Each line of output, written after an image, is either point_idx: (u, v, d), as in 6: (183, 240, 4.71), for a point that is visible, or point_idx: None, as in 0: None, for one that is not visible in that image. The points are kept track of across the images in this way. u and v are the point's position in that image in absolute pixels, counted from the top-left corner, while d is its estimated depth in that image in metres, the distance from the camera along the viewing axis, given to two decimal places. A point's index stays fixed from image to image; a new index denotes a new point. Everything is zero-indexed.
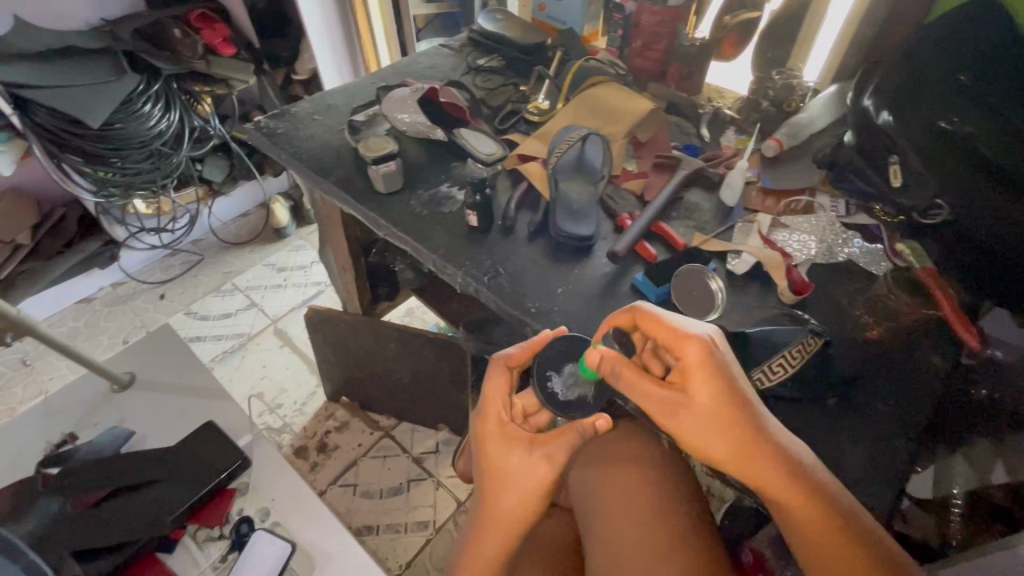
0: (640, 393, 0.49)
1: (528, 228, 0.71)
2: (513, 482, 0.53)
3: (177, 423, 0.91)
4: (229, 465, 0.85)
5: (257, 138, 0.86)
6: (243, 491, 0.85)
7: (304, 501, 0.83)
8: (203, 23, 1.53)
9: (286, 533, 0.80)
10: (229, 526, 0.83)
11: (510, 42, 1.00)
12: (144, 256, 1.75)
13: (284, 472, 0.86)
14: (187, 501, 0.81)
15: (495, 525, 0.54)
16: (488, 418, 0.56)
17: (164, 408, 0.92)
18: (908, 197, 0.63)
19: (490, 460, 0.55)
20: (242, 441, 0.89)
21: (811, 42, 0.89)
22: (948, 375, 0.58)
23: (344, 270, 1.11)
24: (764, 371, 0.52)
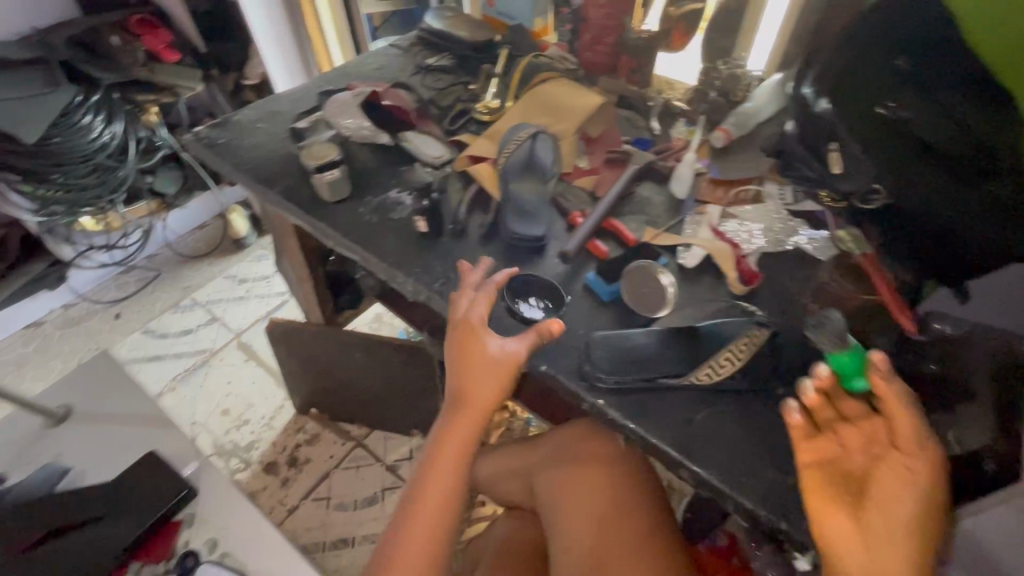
0: (906, 413, 0.45)
1: (480, 231, 0.69)
2: (479, 380, 0.56)
3: (117, 456, 0.87)
4: (175, 495, 0.81)
5: (198, 149, 0.83)
6: (190, 521, 0.82)
7: (256, 533, 0.80)
8: (143, 28, 1.47)
9: (236, 563, 0.78)
10: (174, 561, 0.79)
11: (458, 40, 0.98)
12: (96, 275, 1.68)
13: (239, 501, 0.83)
14: (131, 538, 0.77)
15: (456, 427, 0.58)
16: (464, 321, 0.58)
17: (106, 439, 0.88)
18: (845, 182, 0.64)
19: (466, 360, 0.57)
20: (186, 470, 0.85)
21: (754, 31, 0.90)
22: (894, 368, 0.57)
23: (302, 281, 1.08)
24: (706, 367, 0.52)
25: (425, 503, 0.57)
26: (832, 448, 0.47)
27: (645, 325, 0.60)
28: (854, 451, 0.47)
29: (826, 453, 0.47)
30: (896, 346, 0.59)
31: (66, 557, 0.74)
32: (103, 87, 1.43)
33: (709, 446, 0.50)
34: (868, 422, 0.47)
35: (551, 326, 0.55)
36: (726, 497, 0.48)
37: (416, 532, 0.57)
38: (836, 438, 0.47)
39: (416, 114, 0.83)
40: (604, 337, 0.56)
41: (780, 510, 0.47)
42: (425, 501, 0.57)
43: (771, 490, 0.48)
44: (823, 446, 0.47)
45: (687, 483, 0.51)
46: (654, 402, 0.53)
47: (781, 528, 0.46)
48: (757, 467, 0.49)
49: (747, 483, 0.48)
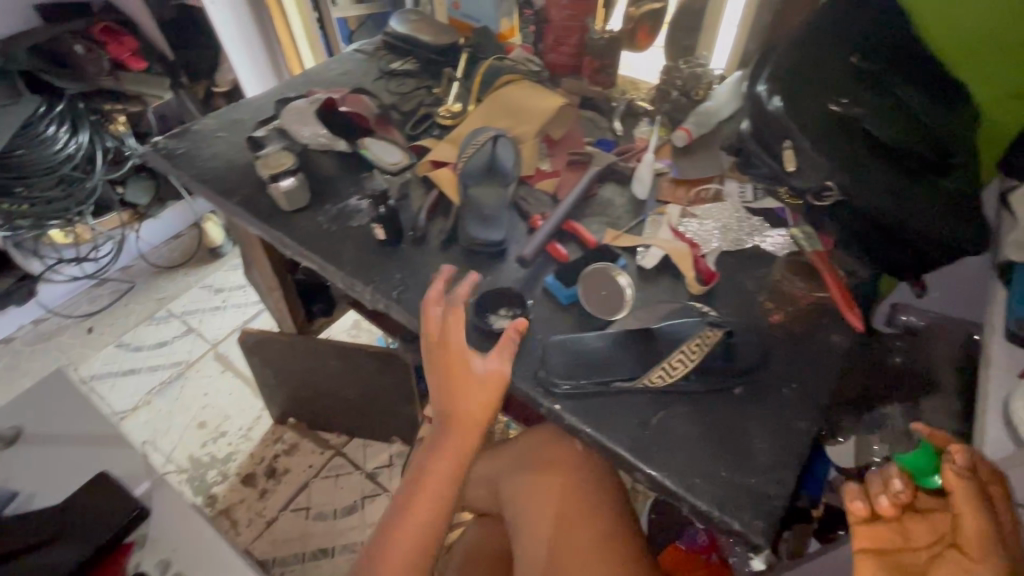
0: (973, 514, 0.41)
1: (440, 237, 0.69)
2: (469, 395, 0.53)
3: (66, 475, 0.78)
4: (125, 517, 0.72)
5: (155, 159, 0.81)
6: (142, 543, 0.72)
7: (213, 554, 0.70)
8: (108, 37, 1.44)
9: None
10: None
11: (421, 44, 0.97)
12: (68, 288, 1.65)
13: (189, 515, 0.74)
14: (77, 558, 0.69)
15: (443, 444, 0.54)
16: (445, 334, 0.56)
17: (57, 458, 0.80)
18: (802, 179, 0.62)
19: (457, 377, 0.54)
20: (140, 488, 0.76)
21: (716, 30, 0.90)
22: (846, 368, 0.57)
23: (272, 290, 1.06)
24: (657, 372, 0.52)
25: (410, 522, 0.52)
26: (893, 537, 0.46)
27: (603, 327, 0.59)
28: (918, 545, 0.45)
29: (885, 540, 0.46)
30: (852, 343, 0.59)
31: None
32: (68, 97, 1.41)
33: (665, 448, 0.50)
34: (939, 519, 0.45)
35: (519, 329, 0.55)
36: (681, 500, 0.48)
37: (392, 563, 0.51)
38: (899, 526, 0.46)
39: (376, 120, 0.82)
40: (560, 341, 0.56)
41: (735, 510, 0.47)
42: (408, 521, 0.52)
43: (725, 490, 0.48)
44: (886, 536, 0.46)
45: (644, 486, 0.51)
46: (610, 405, 0.52)
47: (735, 529, 0.46)
48: (711, 467, 0.49)
49: (702, 484, 0.48)
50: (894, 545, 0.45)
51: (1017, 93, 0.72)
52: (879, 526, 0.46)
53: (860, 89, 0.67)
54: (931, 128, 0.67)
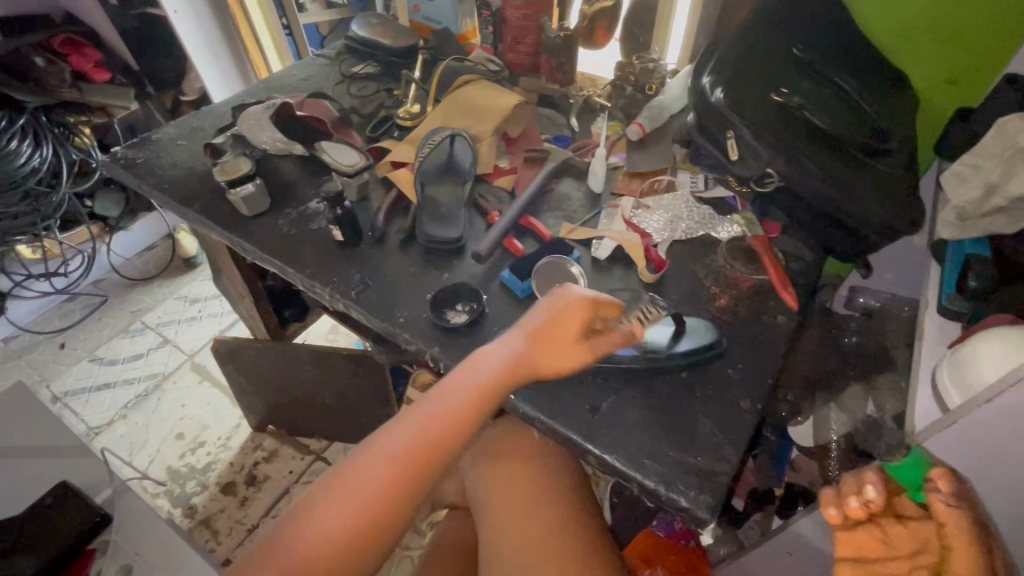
0: (966, 549, 0.40)
1: (399, 237, 0.70)
2: (552, 351, 0.50)
3: (27, 488, 0.75)
4: (83, 526, 0.70)
5: (113, 169, 0.81)
6: (104, 549, 0.71)
7: (180, 553, 0.70)
8: (69, 48, 1.44)
9: None
10: None
11: (382, 48, 0.98)
12: (38, 305, 1.63)
13: (155, 522, 0.73)
14: (38, 565, 0.66)
15: (441, 416, 0.47)
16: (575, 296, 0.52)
17: (13, 472, 0.76)
18: (743, 168, 0.64)
19: (547, 331, 0.51)
20: (100, 496, 0.75)
21: (667, 26, 0.92)
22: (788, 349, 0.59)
23: (242, 297, 1.06)
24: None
25: (351, 498, 0.44)
26: (877, 547, 0.44)
27: None
28: (901, 554, 0.43)
29: (865, 549, 0.44)
30: (796, 323, 0.61)
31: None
32: (29, 111, 1.39)
33: (613, 432, 0.51)
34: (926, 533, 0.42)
35: (633, 331, 0.52)
36: (631, 479, 0.49)
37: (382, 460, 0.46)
38: (881, 532, 0.44)
39: (335, 124, 0.82)
40: None
41: (681, 488, 0.48)
42: (343, 500, 0.44)
43: (671, 469, 0.49)
44: (865, 542, 0.44)
45: (597, 470, 0.52)
46: (559, 393, 0.54)
47: (682, 506, 0.48)
48: (659, 448, 0.50)
49: (650, 464, 0.49)
50: (877, 555, 0.44)
51: (948, 79, 0.76)
52: (857, 534, 0.45)
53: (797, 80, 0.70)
54: (868, 116, 0.70)
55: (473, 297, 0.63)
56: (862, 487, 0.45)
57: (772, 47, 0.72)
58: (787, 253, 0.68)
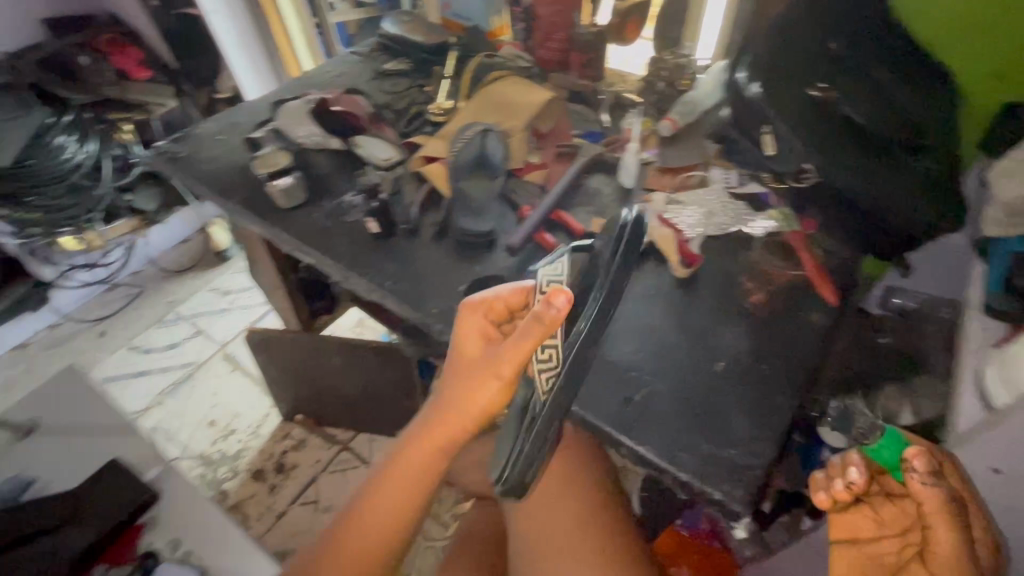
0: (946, 527, 0.44)
1: (432, 229, 0.71)
2: (473, 385, 0.51)
3: (80, 464, 0.78)
4: (134, 501, 0.73)
5: (158, 163, 0.84)
6: (152, 524, 0.74)
7: (220, 531, 0.73)
8: (112, 48, 1.53)
9: (200, 562, 0.70)
10: (135, 564, 0.71)
11: (413, 45, 1.00)
12: (80, 294, 1.69)
13: (197, 502, 0.75)
14: (88, 541, 0.69)
15: (405, 468, 0.53)
16: (472, 322, 0.53)
17: (69, 447, 0.80)
18: (780, 164, 0.66)
19: (462, 363, 0.53)
20: (149, 474, 0.77)
21: (699, 21, 0.91)
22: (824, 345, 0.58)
23: (275, 289, 1.09)
24: (540, 377, 0.51)
25: (346, 558, 0.52)
26: (867, 526, 0.49)
27: None
28: (891, 530, 0.48)
29: (859, 529, 0.49)
30: (833, 320, 0.60)
31: (9, 574, 0.63)
32: (75, 108, 1.45)
33: (647, 423, 0.52)
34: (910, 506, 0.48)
35: (547, 320, 0.45)
36: (665, 472, 0.49)
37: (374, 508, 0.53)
38: (872, 511, 0.49)
39: (369, 119, 0.84)
40: None
41: (715, 481, 0.48)
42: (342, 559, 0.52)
43: (706, 463, 0.49)
44: (858, 521, 0.49)
45: (628, 460, 0.53)
46: (593, 383, 0.55)
47: (715, 498, 0.48)
48: (692, 440, 0.51)
49: (685, 457, 0.50)
50: (869, 534, 0.49)
51: (995, 74, 0.73)
52: (850, 516, 0.49)
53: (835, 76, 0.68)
54: (909, 114, 0.67)
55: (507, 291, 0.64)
56: (844, 469, 0.47)
57: (816, 39, 0.70)
58: (824, 249, 0.65)
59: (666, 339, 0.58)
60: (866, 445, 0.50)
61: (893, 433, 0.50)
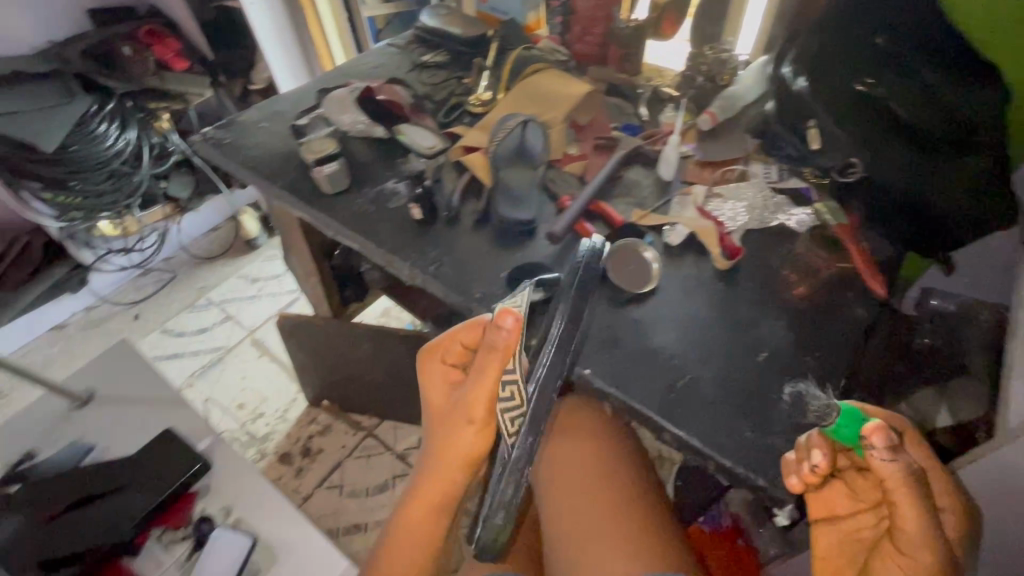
0: (910, 503, 0.42)
1: (472, 217, 0.72)
2: (454, 434, 0.57)
3: (134, 435, 0.83)
4: (188, 469, 0.77)
5: (205, 149, 0.86)
6: (204, 492, 0.78)
7: (267, 497, 0.77)
8: (152, 38, 1.53)
9: (248, 527, 0.75)
10: (190, 527, 0.76)
11: (451, 37, 1.01)
12: (115, 278, 1.74)
13: (245, 470, 0.80)
14: (147, 506, 0.75)
15: (418, 507, 0.61)
16: (433, 372, 0.62)
17: (124, 418, 0.84)
18: (825, 158, 0.67)
19: (438, 410, 0.61)
20: (202, 444, 0.82)
21: (741, 17, 0.91)
22: (862, 339, 0.59)
23: (309, 275, 1.11)
24: (508, 419, 0.54)
25: None
26: (842, 502, 0.47)
27: (634, 300, 0.61)
28: (866, 505, 0.47)
29: (835, 506, 0.48)
30: (875, 314, 0.61)
31: (92, 525, 0.73)
32: (117, 96, 1.48)
33: (689, 410, 0.53)
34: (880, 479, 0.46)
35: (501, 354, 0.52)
36: (707, 457, 0.51)
37: (398, 549, 0.62)
38: (844, 488, 0.48)
39: (411, 109, 0.86)
40: (603, 319, 0.60)
41: (756, 468, 0.50)
42: None
43: (748, 450, 0.51)
44: (831, 498, 0.48)
45: (671, 447, 0.54)
46: (635, 371, 0.56)
47: (757, 484, 0.49)
48: (733, 426, 0.52)
49: (727, 444, 0.51)
50: (844, 511, 0.47)
51: None
52: (825, 494, 0.48)
53: (890, 68, 0.66)
54: (979, 99, 0.63)
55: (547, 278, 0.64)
56: (809, 452, 0.46)
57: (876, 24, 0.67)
58: (869, 245, 0.65)
59: (707, 329, 0.59)
60: (828, 424, 0.48)
61: (850, 409, 0.46)
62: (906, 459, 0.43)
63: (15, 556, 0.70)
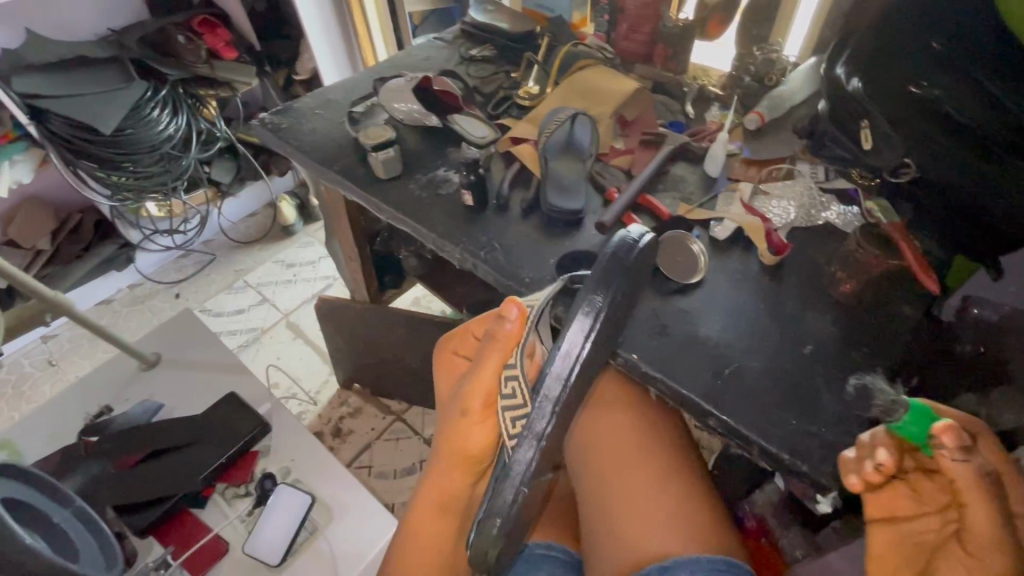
0: (983, 506, 0.42)
1: (521, 206, 0.75)
2: (455, 429, 0.58)
3: (200, 396, 0.93)
4: (250, 431, 0.87)
5: (263, 133, 0.89)
6: (265, 453, 0.88)
7: (323, 460, 0.87)
8: (205, 28, 1.58)
9: (308, 488, 0.84)
10: (253, 484, 0.86)
11: (499, 32, 1.03)
12: (160, 257, 1.81)
13: (304, 438, 0.90)
14: (216, 460, 0.84)
15: (426, 503, 0.62)
16: (451, 360, 0.69)
17: (190, 382, 0.94)
18: (878, 158, 0.66)
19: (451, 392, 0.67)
20: (262, 409, 0.91)
21: (790, 19, 0.91)
22: (910, 338, 0.60)
23: (351, 260, 1.14)
24: (508, 419, 0.54)
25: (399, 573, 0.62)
26: (905, 504, 0.47)
27: (681, 291, 0.63)
28: (932, 509, 0.46)
29: (897, 507, 0.48)
30: (921, 313, 0.62)
31: (168, 471, 0.83)
32: (170, 83, 1.53)
33: (736, 396, 0.55)
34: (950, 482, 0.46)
35: (502, 335, 0.55)
36: (752, 443, 0.53)
37: (418, 540, 0.62)
38: (909, 489, 0.48)
39: (462, 100, 0.89)
40: (653, 306, 0.62)
41: (802, 454, 0.52)
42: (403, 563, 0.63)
43: (794, 437, 0.53)
44: (894, 500, 0.48)
45: (715, 432, 0.56)
46: (683, 358, 0.58)
47: (801, 471, 0.51)
48: (780, 415, 0.54)
49: (773, 431, 0.53)
50: (907, 512, 0.47)
51: None
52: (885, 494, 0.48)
53: (955, 72, 0.64)
54: None
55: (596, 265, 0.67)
56: (874, 450, 0.47)
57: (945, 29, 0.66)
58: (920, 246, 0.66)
59: (753, 322, 0.61)
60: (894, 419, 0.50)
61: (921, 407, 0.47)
62: (978, 460, 0.43)
63: (96, 496, 0.81)
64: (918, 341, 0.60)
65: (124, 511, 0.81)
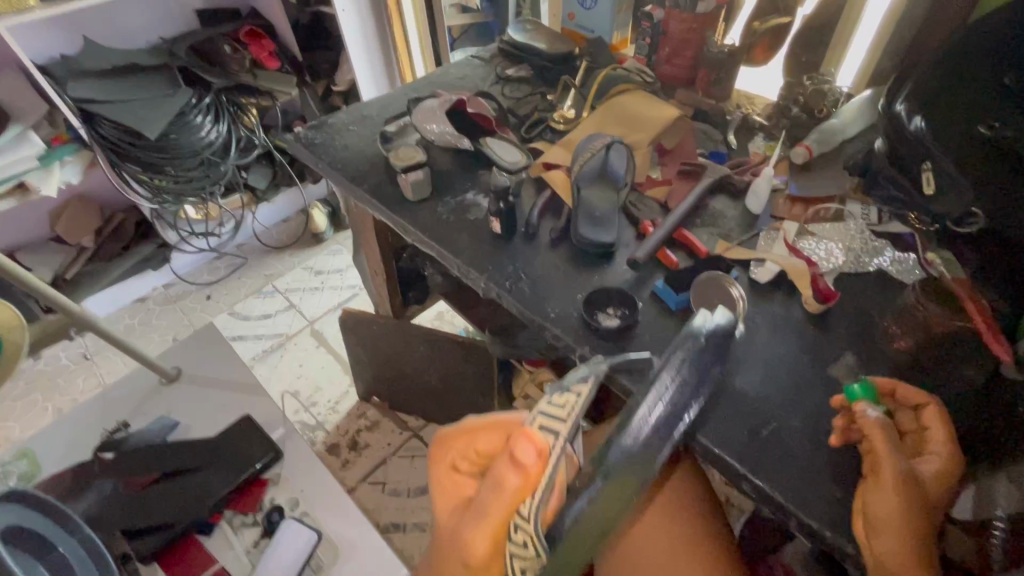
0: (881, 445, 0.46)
1: (550, 235, 0.72)
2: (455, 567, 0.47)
3: (216, 417, 0.93)
4: (263, 457, 0.87)
5: (296, 148, 0.89)
6: (275, 481, 0.87)
7: (333, 495, 0.85)
8: (250, 39, 1.61)
9: (314, 523, 0.83)
10: (261, 513, 0.84)
11: (537, 52, 1.01)
12: (194, 259, 1.86)
13: (314, 467, 0.88)
14: (223, 489, 0.84)
15: None
16: (446, 466, 0.55)
17: (210, 399, 0.95)
18: (939, 205, 0.59)
19: (444, 510, 0.53)
20: (276, 433, 0.91)
21: (845, 46, 0.86)
22: (965, 415, 0.54)
23: (376, 274, 1.14)
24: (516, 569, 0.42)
25: None
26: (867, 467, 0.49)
27: None
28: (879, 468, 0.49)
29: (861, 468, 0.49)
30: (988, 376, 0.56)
31: (177, 494, 0.84)
32: (213, 90, 1.56)
33: (776, 461, 0.51)
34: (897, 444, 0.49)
35: (515, 474, 0.43)
36: (789, 514, 0.48)
37: None
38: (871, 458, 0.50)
39: (496, 122, 0.87)
40: None
41: (845, 534, 0.47)
42: None
43: (837, 513, 0.48)
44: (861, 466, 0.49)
45: (747, 496, 0.52)
46: (719, 413, 0.54)
47: (844, 553, 0.46)
48: (822, 486, 0.49)
49: (815, 503, 0.48)
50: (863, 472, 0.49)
51: None
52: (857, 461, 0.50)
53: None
54: None
55: (627, 302, 0.64)
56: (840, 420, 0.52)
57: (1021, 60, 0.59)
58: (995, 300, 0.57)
59: (794, 375, 0.56)
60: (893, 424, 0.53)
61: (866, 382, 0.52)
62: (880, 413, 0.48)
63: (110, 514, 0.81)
64: (973, 418, 0.54)
65: (129, 536, 0.81)
